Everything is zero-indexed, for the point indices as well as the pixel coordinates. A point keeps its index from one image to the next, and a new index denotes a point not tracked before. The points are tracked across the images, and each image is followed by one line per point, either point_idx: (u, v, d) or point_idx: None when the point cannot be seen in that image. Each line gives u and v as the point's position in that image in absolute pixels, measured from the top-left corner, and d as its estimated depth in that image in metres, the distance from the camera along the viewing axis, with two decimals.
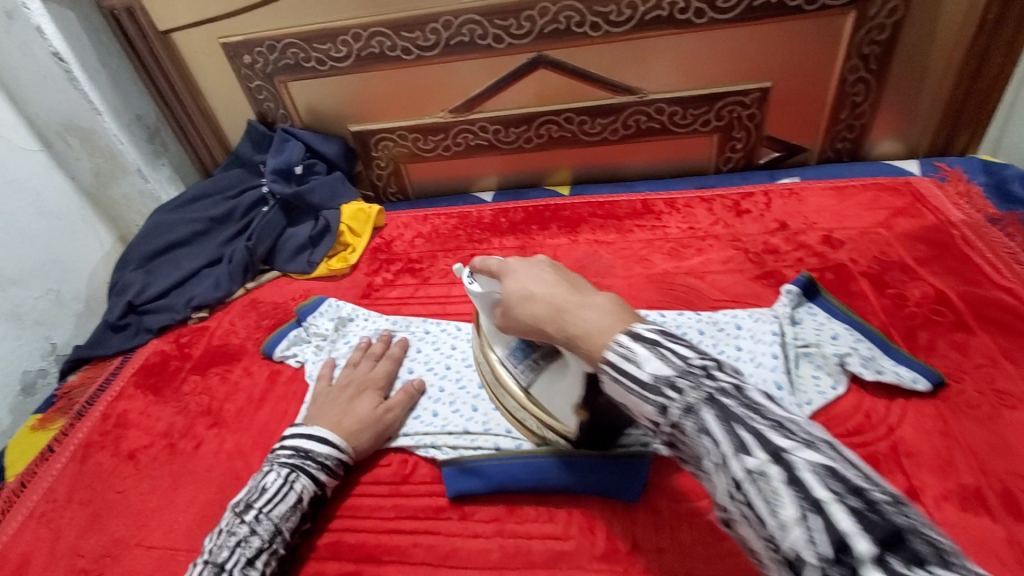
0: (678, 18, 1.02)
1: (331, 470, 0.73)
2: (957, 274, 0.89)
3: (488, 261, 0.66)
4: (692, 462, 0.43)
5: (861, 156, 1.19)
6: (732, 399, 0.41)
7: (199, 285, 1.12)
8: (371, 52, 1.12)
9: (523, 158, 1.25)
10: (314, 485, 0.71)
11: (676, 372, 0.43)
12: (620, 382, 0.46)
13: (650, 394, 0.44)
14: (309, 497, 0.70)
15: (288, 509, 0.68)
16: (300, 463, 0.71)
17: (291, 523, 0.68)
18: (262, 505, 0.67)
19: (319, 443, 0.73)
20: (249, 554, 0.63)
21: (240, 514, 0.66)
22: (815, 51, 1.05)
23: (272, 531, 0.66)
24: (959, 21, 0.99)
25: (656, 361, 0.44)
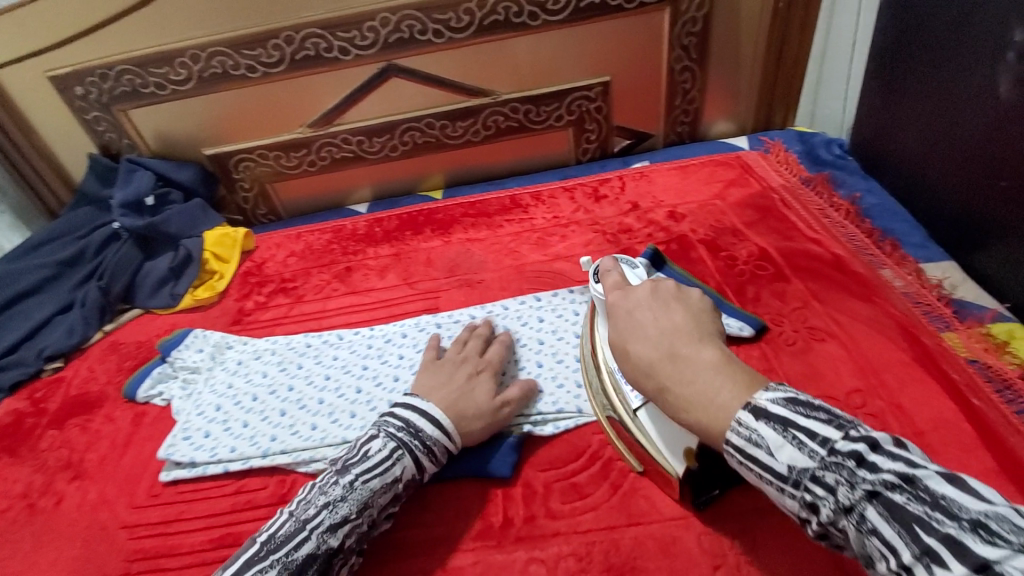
0: (515, 21, 1.08)
1: (434, 456, 0.68)
2: (776, 232, 1.01)
3: (608, 277, 0.72)
4: (874, 566, 0.43)
5: (700, 137, 1.31)
6: (901, 495, 0.41)
7: (51, 334, 1.03)
8: (214, 73, 1.09)
9: (392, 167, 1.26)
10: (415, 469, 0.67)
11: (817, 464, 0.45)
12: (751, 464, 0.49)
13: (784, 481, 0.47)
14: (405, 479, 0.66)
15: (382, 486, 0.64)
16: (408, 441, 0.66)
17: (382, 499, 0.64)
18: (360, 472, 0.63)
19: (430, 424, 0.68)
20: (335, 521, 0.61)
21: (337, 475, 0.63)
22: (643, 45, 1.15)
23: (361, 504, 0.62)
24: (756, 11, 1.13)
25: (790, 450, 0.47)
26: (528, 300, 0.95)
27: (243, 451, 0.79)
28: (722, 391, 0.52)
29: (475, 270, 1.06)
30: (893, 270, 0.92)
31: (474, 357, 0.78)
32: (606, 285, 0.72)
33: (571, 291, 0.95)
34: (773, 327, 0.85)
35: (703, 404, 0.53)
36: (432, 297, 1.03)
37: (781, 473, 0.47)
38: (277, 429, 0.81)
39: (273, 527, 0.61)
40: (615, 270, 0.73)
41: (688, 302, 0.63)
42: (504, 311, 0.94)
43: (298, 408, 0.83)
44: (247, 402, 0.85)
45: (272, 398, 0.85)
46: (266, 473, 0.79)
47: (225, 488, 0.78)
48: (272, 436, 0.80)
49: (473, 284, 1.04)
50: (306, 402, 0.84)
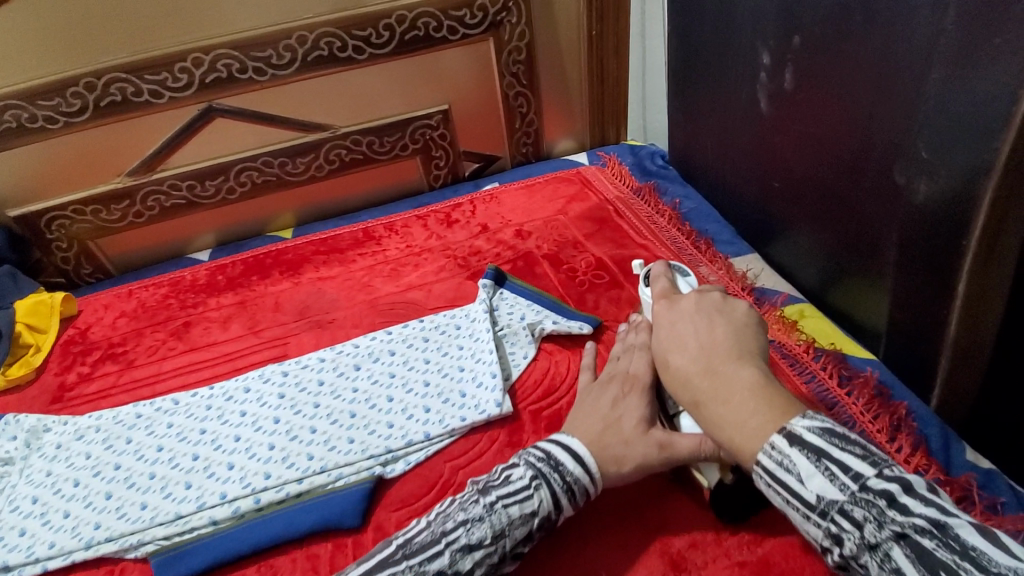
0: (340, 56, 1.08)
1: (572, 495, 0.63)
2: (611, 241, 1.09)
3: (659, 283, 0.78)
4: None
5: (546, 154, 1.38)
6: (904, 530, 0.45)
7: None
8: (8, 127, 0.99)
9: (232, 210, 1.20)
10: (554, 505, 0.62)
11: (847, 499, 0.48)
12: (777, 488, 0.52)
13: (811, 510, 0.50)
14: (542, 517, 0.61)
15: (520, 516, 0.60)
16: (549, 471, 0.63)
17: (518, 533, 0.59)
18: (500, 496, 0.60)
19: (571, 459, 0.64)
20: (470, 541, 0.57)
21: (478, 494, 0.61)
22: (474, 73, 1.19)
23: (497, 531, 0.58)
24: (575, 39, 1.22)
25: (820, 482, 0.49)
26: (380, 333, 0.95)
27: (61, 546, 0.71)
28: (753, 415, 0.54)
29: (327, 309, 1.04)
30: (709, 267, 1.02)
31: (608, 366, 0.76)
32: (654, 288, 0.78)
33: (422, 320, 0.96)
34: (610, 332, 0.92)
35: (733, 426, 0.55)
36: (281, 343, 0.98)
37: (809, 502, 0.50)
38: (102, 515, 0.74)
39: (409, 533, 0.59)
40: (661, 276, 0.79)
41: (731, 316, 0.66)
42: (355, 348, 0.93)
43: (126, 487, 0.76)
44: (66, 489, 0.77)
45: (97, 480, 0.77)
46: (87, 568, 0.71)
47: None
48: (95, 525, 0.73)
49: (325, 324, 1.01)
50: (136, 480, 0.77)
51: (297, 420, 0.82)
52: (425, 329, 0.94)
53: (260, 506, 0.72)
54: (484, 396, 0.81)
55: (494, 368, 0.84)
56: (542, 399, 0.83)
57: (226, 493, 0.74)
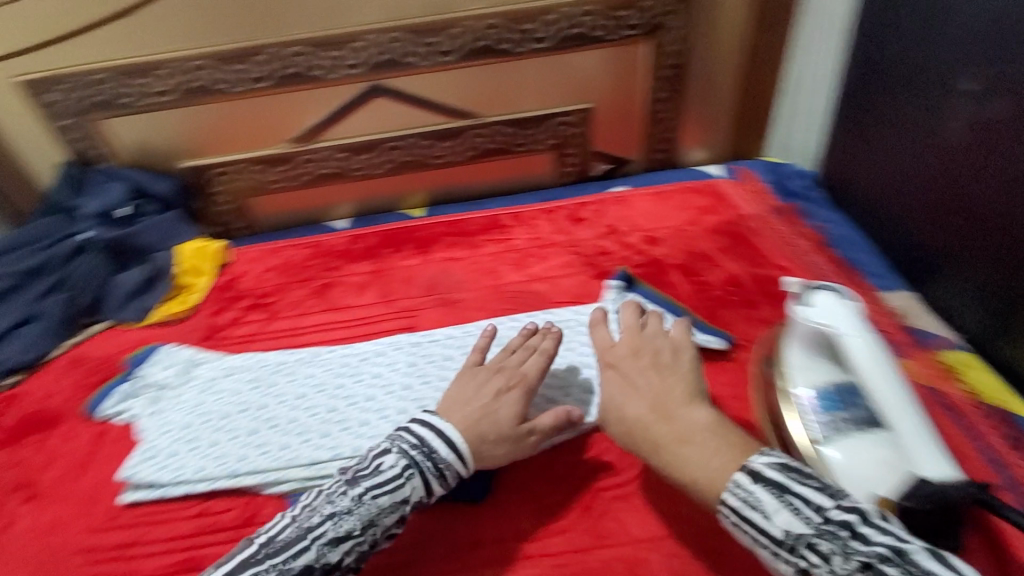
0: (502, 48, 1.11)
1: (444, 480, 0.66)
2: (746, 258, 1.04)
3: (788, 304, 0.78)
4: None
5: (678, 163, 1.35)
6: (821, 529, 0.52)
7: (10, 347, 1.01)
8: (199, 86, 1.08)
9: (373, 184, 1.27)
10: (425, 491, 0.65)
11: (813, 532, 0.52)
12: (745, 528, 0.55)
13: (778, 546, 0.53)
14: (417, 499, 0.65)
15: (389, 504, 0.63)
16: (422, 459, 0.65)
17: (389, 519, 0.63)
18: (369, 487, 0.63)
19: (444, 445, 0.66)
20: (338, 532, 0.61)
21: (349, 486, 0.63)
22: (625, 75, 1.19)
23: (366, 520, 0.62)
24: (734, 48, 1.19)
25: (784, 515, 0.53)
26: (504, 320, 0.96)
27: (208, 471, 0.78)
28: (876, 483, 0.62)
29: (454, 288, 1.07)
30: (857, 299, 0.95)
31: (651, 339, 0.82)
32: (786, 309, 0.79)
33: (548, 312, 0.97)
34: (744, 352, 0.89)
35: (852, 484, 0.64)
36: (410, 315, 1.03)
37: (777, 538, 0.53)
38: (246, 449, 0.80)
39: (273, 531, 0.61)
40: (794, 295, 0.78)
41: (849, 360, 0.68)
42: (480, 331, 0.95)
43: (267, 428, 0.82)
44: (214, 421, 0.84)
45: (241, 417, 0.84)
46: (232, 494, 0.77)
47: (187, 510, 0.77)
48: (239, 457, 0.79)
49: (451, 302, 1.04)
50: (277, 422, 0.83)
51: (426, 390, 0.85)
52: (550, 322, 0.94)
53: None
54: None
55: None
56: None
57: (357, 449, 0.78)
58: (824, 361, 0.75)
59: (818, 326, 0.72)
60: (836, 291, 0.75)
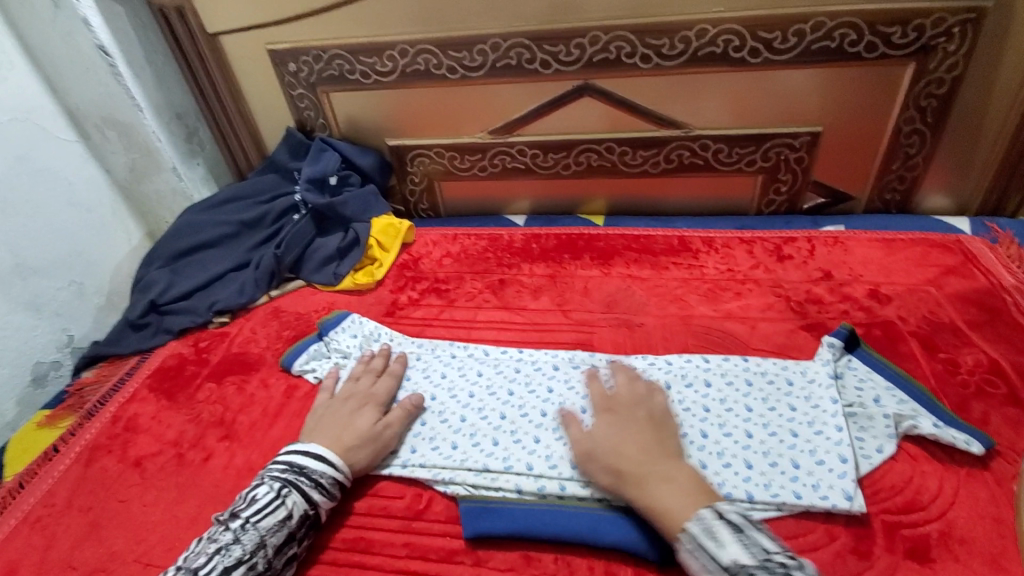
0: (732, 56, 1.00)
1: (323, 491, 0.71)
2: (1010, 342, 0.84)
3: None
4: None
5: (911, 208, 1.14)
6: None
7: (223, 289, 1.12)
8: (416, 69, 1.11)
9: (558, 184, 1.23)
10: (307, 503, 0.69)
11: (755, 564, 0.54)
12: (700, 555, 0.57)
13: (724, 572, 0.55)
14: (299, 514, 0.68)
15: (274, 524, 0.66)
16: (294, 479, 0.70)
17: (275, 539, 0.65)
18: (250, 515, 0.66)
19: (317, 462, 0.72)
20: (227, 563, 0.62)
21: (226, 522, 0.66)
22: (871, 99, 1.02)
23: (256, 543, 0.64)
24: (1021, 81, 0.96)
25: (736, 548, 0.56)
26: (692, 358, 0.87)
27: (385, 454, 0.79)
28: None
29: (635, 310, 0.99)
30: None
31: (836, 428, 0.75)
32: None
33: (745, 359, 0.85)
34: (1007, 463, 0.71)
35: None
36: (586, 330, 0.97)
37: (724, 565, 0.55)
38: (417, 441, 0.80)
39: None
40: None
41: None
42: (666, 366, 0.86)
43: (440, 421, 0.82)
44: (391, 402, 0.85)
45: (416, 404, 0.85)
46: (404, 483, 0.78)
47: (360, 486, 0.78)
48: (413, 447, 0.79)
49: (632, 325, 0.97)
50: (448, 418, 0.82)
51: None
52: (749, 372, 0.83)
53: (563, 496, 0.71)
54: (829, 480, 0.69)
55: (843, 452, 0.71)
56: (900, 513, 0.67)
57: (531, 466, 0.74)
58: None
59: None
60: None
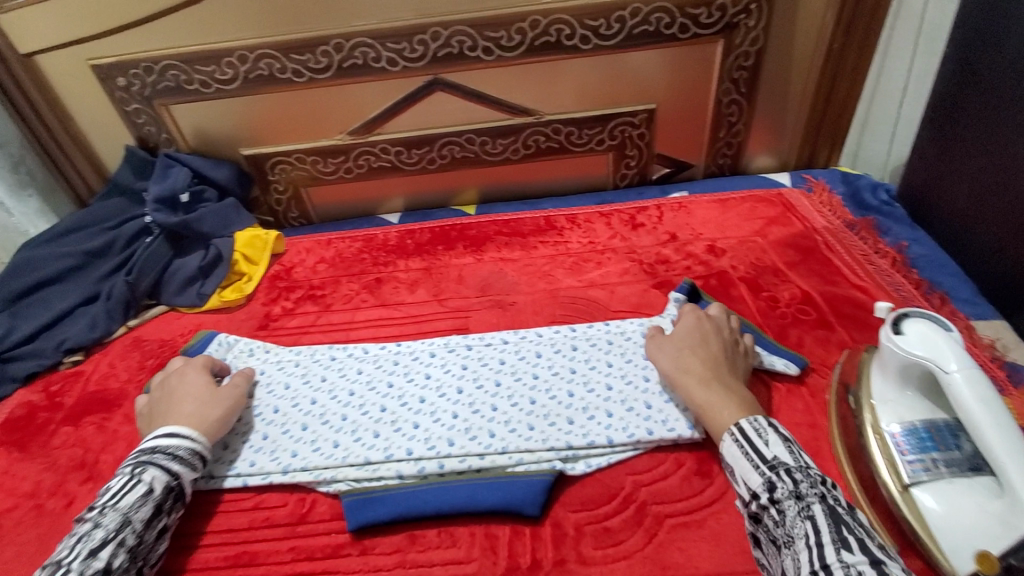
0: (565, 44, 1.07)
1: (183, 460, 0.70)
2: (819, 275, 0.98)
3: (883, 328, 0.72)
4: (774, 535, 0.57)
5: (741, 170, 1.29)
6: (803, 476, 0.57)
7: (73, 326, 1.03)
8: (259, 75, 1.08)
9: (427, 179, 1.25)
10: (168, 475, 0.68)
11: (796, 465, 0.58)
12: (745, 446, 0.62)
13: (762, 463, 0.60)
14: (161, 487, 0.67)
15: (137, 499, 0.65)
16: (146, 458, 0.68)
17: (142, 513, 0.65)
18: (106, 501, 0.64)
19: (167, 437, 0.71)
20: (91, 546, 0.60)
21: (85, 514, 0.64)
22: (694, 76, 1.13)
23: (119, 521, 0.63)
24: (810, 51, 1.11)
25: (781, 447, 0.60)
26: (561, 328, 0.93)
27: (265, 465, 0.78)
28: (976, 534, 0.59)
29: (507, 291, 1.04)
30: None
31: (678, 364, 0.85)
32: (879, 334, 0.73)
33: (607, 322, 0.93)
34: (817, 377, 0.83)
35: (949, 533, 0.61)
36: (463, 316, 1.01)
37: (766, 457, 0.60)
38: (298, 445, 0.79)
39: None
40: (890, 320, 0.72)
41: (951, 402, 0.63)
42: (536, 338, 0.91)
43: (321, 423, 0.82)
44: (269, 413, 0.84)
45: (295, 411, 0.84)
46: (288, 490, 0.77)
47: (242, 502, 0.77)
48: (294, 452, 0.79)
49: (505, 305, 1.02)
50: (328, 418, 0.82)
51: (480, 395, 0.83)
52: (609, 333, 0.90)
53: (443, 472, 0.74)
54: (676, 414, 0.76)
55: None
56: None
57: (411, 451, 0.76)
58: (914, 395, 0.70)
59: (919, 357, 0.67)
60: (934, 320, 0.69)
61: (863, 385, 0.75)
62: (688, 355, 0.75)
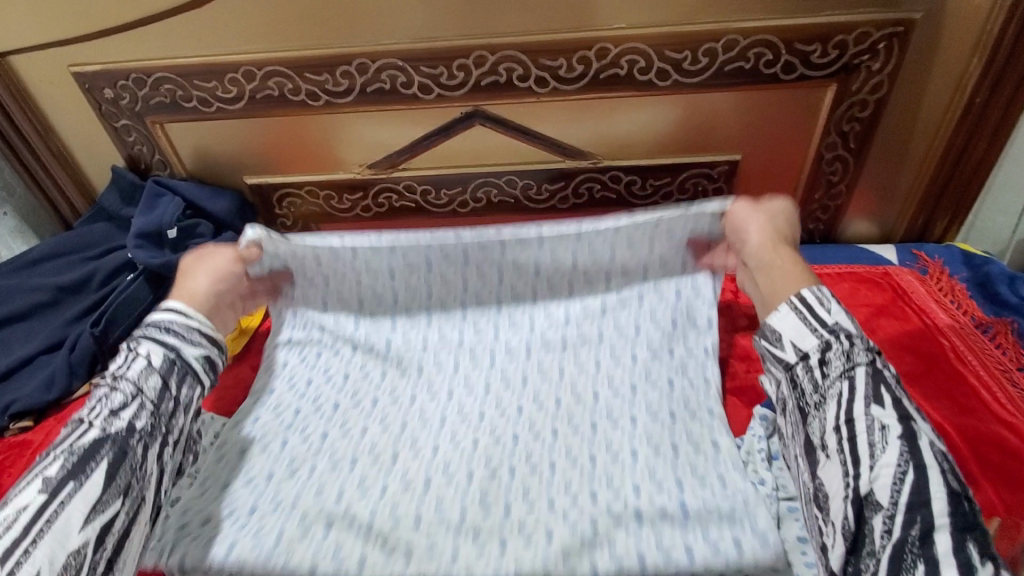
0: (638, 79, 0.87)
1: (178, 333, 0.71)
2: (951, 399, 0.77)
3: None
4: (805, 400, 0.62)
5: (834, 237, 1.07)
6: (860, 341, 0.61)
7: (29, 379, 0.88)
8: (268, 95, 0.91)
9: (457, 223, 1.07)
10: (166, 347, 0.69)
11: (856, 332, 0.62)
12: (804, 311, 0.64)
13: (822, 326, 0.63)
14: (161, 360, 0.68)
15: (143, 368, 0.66)
16: (144, 332, 0.70)
17: (152, 380, 0.66)
18: (115, 372, 0.66)
19: (164, 312, 0.72)
20: (112, 408, 0.63)
21: (100, 382, 0.66)
22: (792, 125, 0.92)
23: (132, 390, 0.65)
24: (944, 105, 0.88)
25: (842, 316, 0.63)
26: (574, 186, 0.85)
27: (266, 521, 0.67)
28: None
29: None
30: None
31: (708, 262, 0.84)
32: None
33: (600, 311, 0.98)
34: None
35: None
36: None
37: (826, 322, 0.63)
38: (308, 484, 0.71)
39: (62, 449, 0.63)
40: None
41: None
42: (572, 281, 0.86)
43: (327, 463, 0.74)
44: (276, 447, 0.75)
45: (305, 447, 0.75)
46: None
47: None
48: None
49: None
50: (339, 458, 0.74)
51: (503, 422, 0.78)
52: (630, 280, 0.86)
53: None
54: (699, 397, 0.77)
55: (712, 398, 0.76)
56: None
57: (420, 519, 0.68)
58: None
59: None
60: None
61: None
62: (775, 222, 0.76)
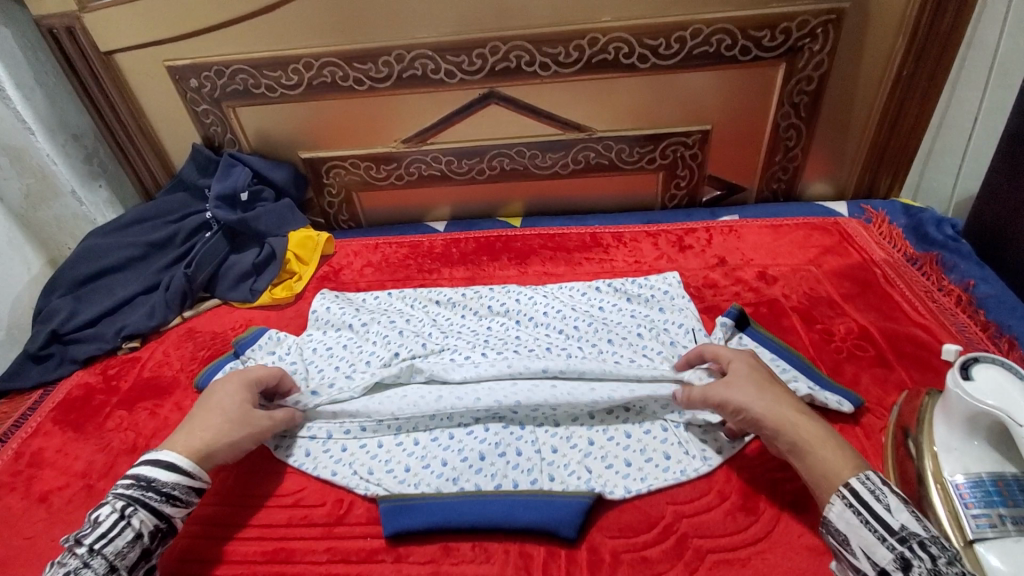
0: (623, 62, 1.07)
1: (175, 500, 0.67)
2: (879, 310, 0.95)
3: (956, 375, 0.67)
4: None
5: (796, 196, 1.25)
6: (936, 548, 0.53)
7: (133, 313, 1.08)
8: (323, 82, 1.12)
9: (475, 189, 1.26)
10: (156, 517, 0.65)
11: (927, 535, 0.54)
12: (862, 511, 0.57)
13: (890, 534, 0.55)
14: (149, 531, 0.64)
15: (124, 545, 0.62)
16: (140, 496, 0.65)
17: (129, 558, 0.62)
18: (93, 541, 0.61)
19: (163, 471, 0.67)
20: None
21: (72, 548, 0.61)
22: (751, 99, 1.11)
23: (107, 567, 0.60)
24: (877, 77, 1.07)
25: (907, 515, 0.55)
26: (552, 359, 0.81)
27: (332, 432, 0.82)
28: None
29: None
30: None
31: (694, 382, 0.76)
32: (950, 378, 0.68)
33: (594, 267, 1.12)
34: (872, 417, 0.79)
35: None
36: None
37: (891, 527, 0.55)
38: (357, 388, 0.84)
39: None
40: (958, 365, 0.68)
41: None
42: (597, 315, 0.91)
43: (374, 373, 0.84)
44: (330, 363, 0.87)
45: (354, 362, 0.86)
46: (326, 489, 0.78)
47: (282, 498, 0.77)
48: (343, 445, 0.81)
49: None
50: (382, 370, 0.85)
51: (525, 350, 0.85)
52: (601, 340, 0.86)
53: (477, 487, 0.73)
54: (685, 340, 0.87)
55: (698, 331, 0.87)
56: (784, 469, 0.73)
57: (445, 461, 0.76)
58: (978, 446, 0.66)
59: (985, 406, 0.62)
60: (1010, 369, 0.65)
61: (923, 432, 0.71)
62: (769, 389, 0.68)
